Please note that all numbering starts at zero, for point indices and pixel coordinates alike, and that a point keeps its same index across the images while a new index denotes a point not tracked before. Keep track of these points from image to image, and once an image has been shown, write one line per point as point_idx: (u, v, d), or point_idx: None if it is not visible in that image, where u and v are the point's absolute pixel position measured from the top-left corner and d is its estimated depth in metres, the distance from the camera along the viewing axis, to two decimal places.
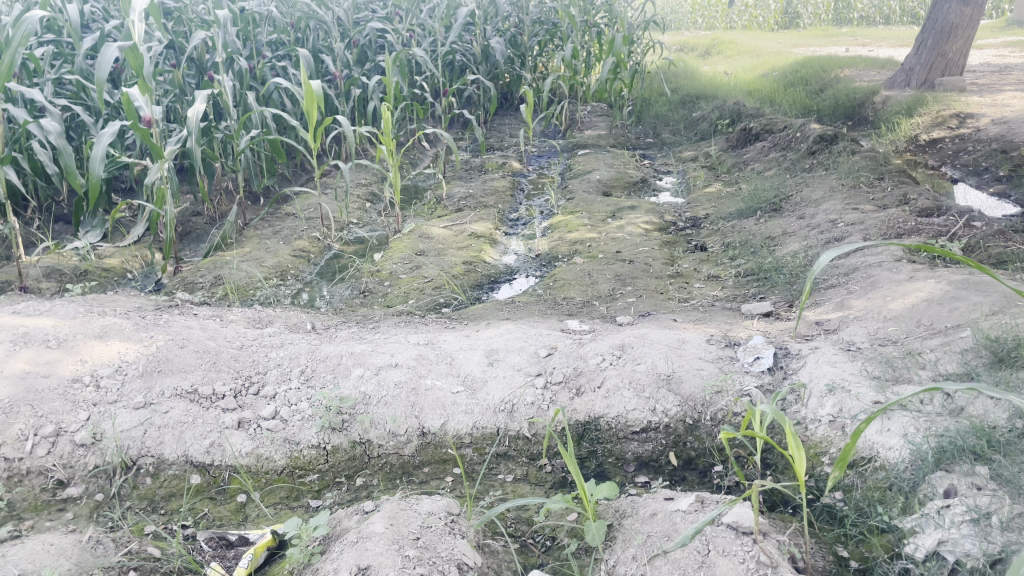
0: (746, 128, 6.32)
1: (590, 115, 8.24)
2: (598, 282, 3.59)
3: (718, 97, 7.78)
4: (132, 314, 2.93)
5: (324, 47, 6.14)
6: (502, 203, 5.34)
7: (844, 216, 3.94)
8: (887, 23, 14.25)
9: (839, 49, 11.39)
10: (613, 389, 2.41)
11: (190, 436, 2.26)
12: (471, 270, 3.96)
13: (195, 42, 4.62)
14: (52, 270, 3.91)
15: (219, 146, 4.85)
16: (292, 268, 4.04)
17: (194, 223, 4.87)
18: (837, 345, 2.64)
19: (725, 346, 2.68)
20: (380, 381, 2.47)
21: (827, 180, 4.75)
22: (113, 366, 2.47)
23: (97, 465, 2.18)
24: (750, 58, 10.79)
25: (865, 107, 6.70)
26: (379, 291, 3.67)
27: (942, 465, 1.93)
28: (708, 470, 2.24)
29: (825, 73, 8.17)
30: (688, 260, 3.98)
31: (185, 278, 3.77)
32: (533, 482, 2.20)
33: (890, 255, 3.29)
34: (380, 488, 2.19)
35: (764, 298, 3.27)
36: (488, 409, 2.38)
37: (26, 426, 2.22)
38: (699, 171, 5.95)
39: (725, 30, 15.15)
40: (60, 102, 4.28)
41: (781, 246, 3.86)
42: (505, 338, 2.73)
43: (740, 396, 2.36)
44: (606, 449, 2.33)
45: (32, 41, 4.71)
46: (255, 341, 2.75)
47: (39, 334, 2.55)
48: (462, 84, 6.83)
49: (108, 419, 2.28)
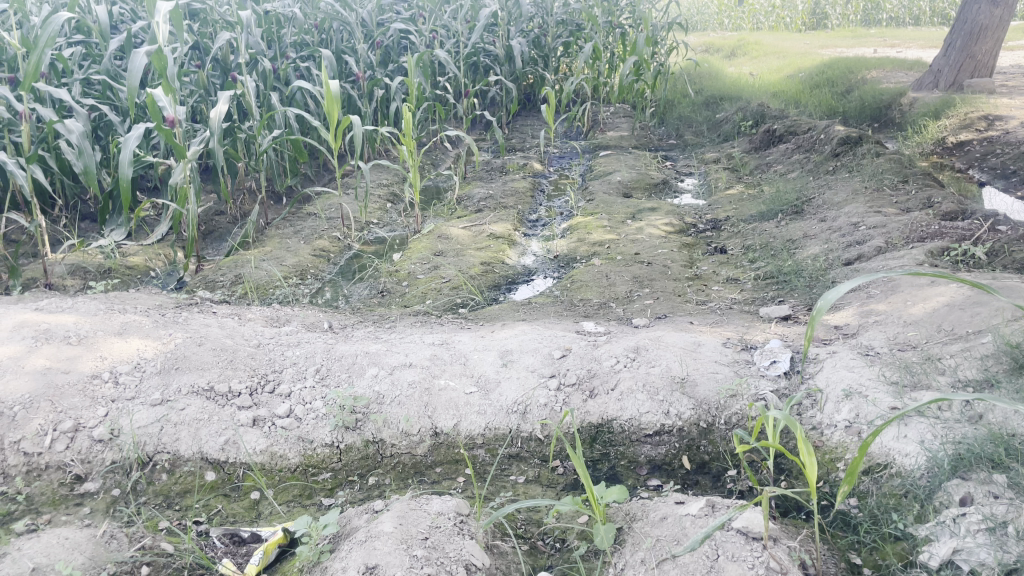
0: (769, 129, 6.27)
1: (613, 116, 8.22)
2: (615, 283, 3.59)
3: (742, 99, 7.73)
4: (153, 311, 2.97)
5: (347, 48, 6.19)
6: (522, 204, 5.34)
7: (866, 219, 3.90)
8: (916, 24, 14.07)
9: (867, 51, 11.26)
10: (627, 391, 2.40)
11: (207, 432, 2.28)
12: (489, 270, 3.96)
13: (219, 42, 4.68)
14: (77, 267, 3.96)
15: (242, 146, 4.91)
16: (312, 267, 4.07)
17: (217, 222, 4.93)
18: (856, 350, 2.61)
19: (741, 350, 2.66)
20: (395, 380, 2.47)
21: (851, 182, 4.69)
22: (132, 363, 2.50)
23: (114, 461, 2.21)
24: (775, 59, 10.71)
25: (892, 109, 6.62)
26: (396, 291, 3.69)
27: (959, 473, 1.91)
28: (721, 474, 2.22)
29: (851, 74, 8.08)
30: (707, 262, 3.96)
31: (206, 276, 3.81)
32: (544, 483, 2.20)
33: (912, 259, 3.24)
34: (392, 487, 2.20)
35: (782, 302, 3.24)
36: (501, 410, 2.38)
37: (46, 421, 2.26)
38: (721, 173, 5.91)
39: (751, 31, 15.05)
40: (86, 102, 4.35)
41: (801, 249, 3.82)
42: (520, 339, 2.73)
43: (755, 400, 2.35)
44: (618, 452, 2.31)
45: (60, 42, 4.79)
46: (272, 339, 2.77)
47: (60, 331, 2.59)
48: (484, 85, 6.85)
49: (126, 415, 2.31)
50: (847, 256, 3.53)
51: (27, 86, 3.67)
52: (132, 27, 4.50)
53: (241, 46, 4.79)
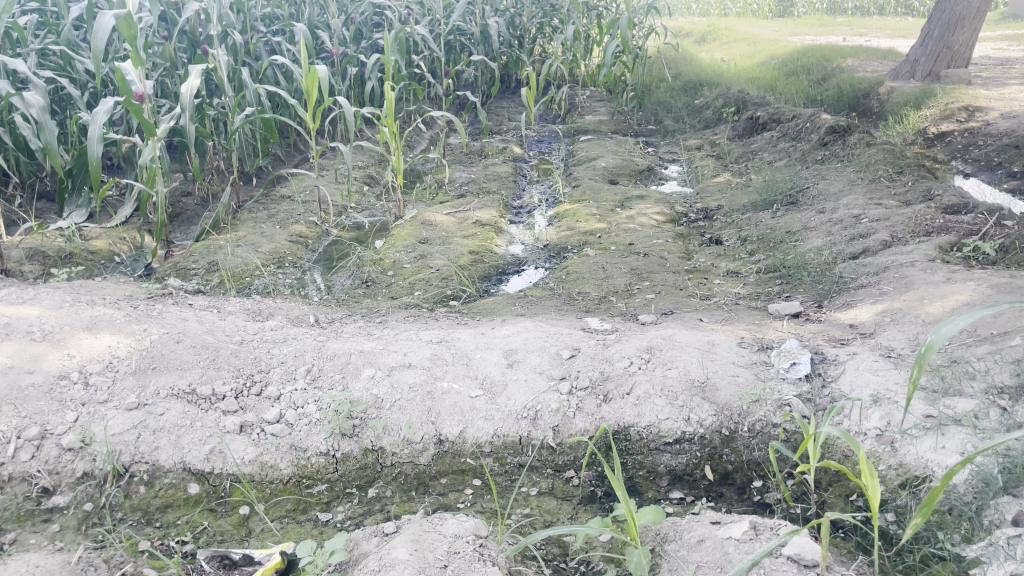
0: (753, 116, 6.16)
1: (590, 100, 8.07)
2: (613, 276, 3.43)
3: (721, 84, 7.61)
4: (124, 303, 2.73)
5: (320, 23, 5.92)
6: (505, 189, 5.16)
7: (868, 212, 3.79)
8: (882, 13, 13.93)
9: (836, 39, 11.17)
10: (644, 396, 2.26)
11: (189, 440, 2.07)
12: (478, 260, 3.78)
13: (189, 14, 4.40)
14: (36, 252, 3.68)
15: (212, 125, 4.65)
16: (290, 254, 3.85)
17: (185, 204, 4.67)
18: (876, 351, 2.48)
19: (758, 350, 2.53)
20: (393, 382, 2.29)
21: (844, 173, 4.59)
22: (103, 362, 2.28)
23: (86, 473, 2.00)
24: (746, 46, 10.57)
25: (870, 98, 6.52)
26: (382, 281, 3.49)
27: (1009, 490, 1.79)
28: (747, 486, 2.09)
29: (827, 62, 7.99)
30: (705, 254, 3.82)
31: (178, 263, 3.56)
32: (559, 496, 2.05)
33: (922, 254, 3.14)
34: (396, 501, 2.02)
35: (790, 297, 3.12)
36: (510, 415, 2.22)
37: (10, 428, 2.04)
38: (707, 160, 5.78)
39: (720, 17, 15.01)
40: (45, 74, 4.07)
41: (803, 241, 3.70)
42: (524, 337, 2.57)
43: (780, 407, 2.22)
44: (636, 461, 2.16)
45: (15, 10, 4.51)
46: (256, 335, 2.57)
47: (23, 325, 2.35)
48: (461, 65, 6.64)
49: (98, 421, 2.09)
50: (852, 250, 3.42)
51: None
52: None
53: (211, 18, 4.51)
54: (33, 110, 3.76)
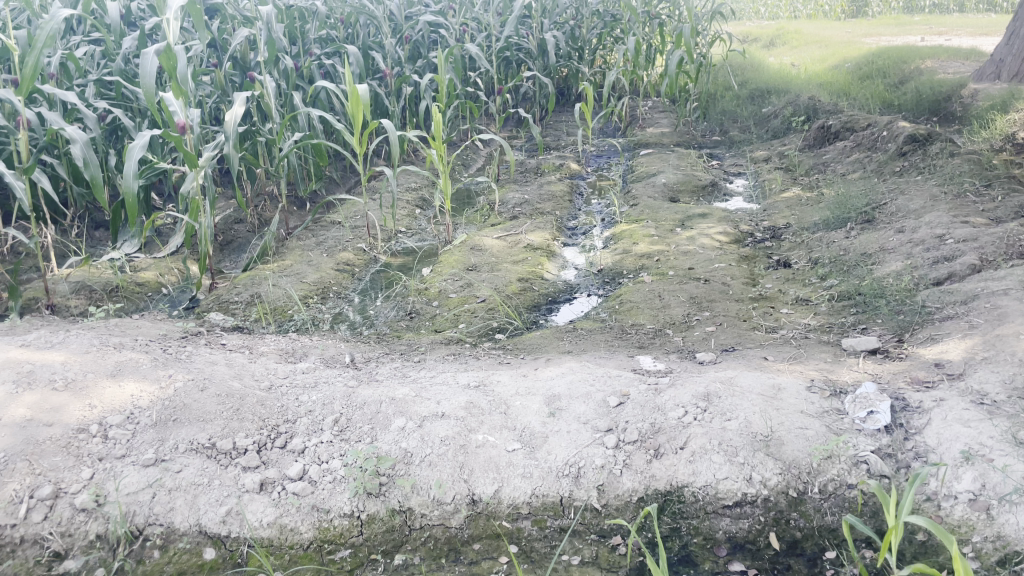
0: (824, 125, 5.81)
1: (652, 111, 7.81)
2: (670, 305, 3.20)
3: (791, 91, 7.24)
4: (154, 346, 2.63)
5: (375, 43, 5.84)
6: (559, 209, 4.97)
7: (953, 231, 3.46)
8: (961, 11, 13.28)
9: (914, 39, 10.60)
10: (699, 451, 2.04)
11: (205, 501, 1.95)
12: (527, 288, 3.58)
13: (236, 41, 4.33)
14: (82, 286, 3.65)
15: (263, 151, 4.59)
16: (335, 284, 3.74)
17: (236, 231, 4.60)
18: (966, 396, 2.18)
19: (830, 395, 2.25)
20: (424, 436, 2.12)
21: (925, 187, 4.25)
22: (124, 413, 2.17)
23: (99, 535, 1.88)
24: (818, 50, 10.13)
25: (953, 101, 6.07)
26: (427, 312, 3.34)
27: None
28: (818, 557, 1.84)
29: (904, 64, 7.52)
30: (771, 278, 3.56)
31: (221, 296, 3.48)
32: (604, 567, 1.83)
33: (1016, 280, 2.82)
34: (423, 570, 1.84)
35: (866, 331, 2.84)
36: (550, 473, 2.03)
37: (22, 486, 1.93)
38: (774, 174, 5.47)
39: (789, 20, 14.51)
40: (100, 106, 4.03)
41: (880, 265, 3.39)
42: (569, 381, 2.37)
43: (856, 466, 1.99)
44: (691, 526, 1.93)
45: (75, 40, 4.51)
46: (286, 381, 2.44)
47: (46, 373, 2.26)
48: (517, 81, 6.46)
49: (113, 479, 1.98)
50: (935, 275, 3.10)
51: (26, 91, 3.26)
52: (146, 24, 4.19)
53: (260, 44, 4.43)
54: (81, 144, 3.68)
